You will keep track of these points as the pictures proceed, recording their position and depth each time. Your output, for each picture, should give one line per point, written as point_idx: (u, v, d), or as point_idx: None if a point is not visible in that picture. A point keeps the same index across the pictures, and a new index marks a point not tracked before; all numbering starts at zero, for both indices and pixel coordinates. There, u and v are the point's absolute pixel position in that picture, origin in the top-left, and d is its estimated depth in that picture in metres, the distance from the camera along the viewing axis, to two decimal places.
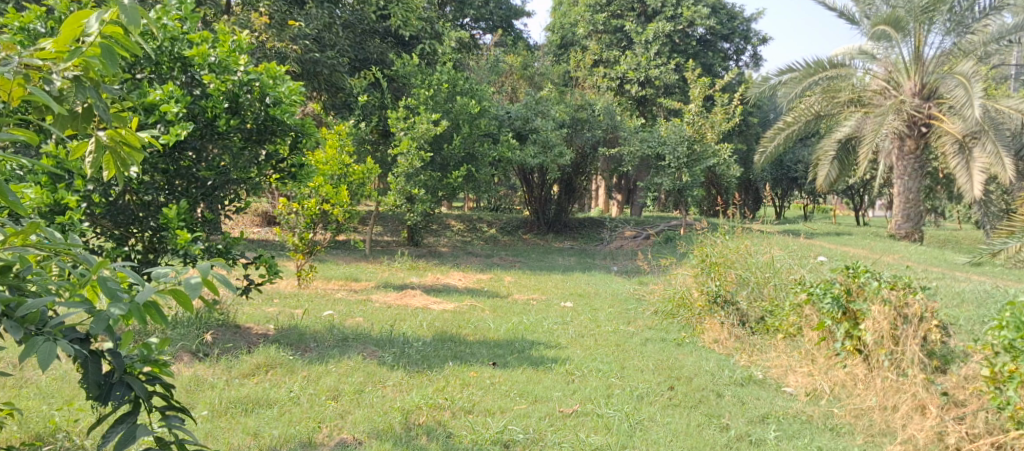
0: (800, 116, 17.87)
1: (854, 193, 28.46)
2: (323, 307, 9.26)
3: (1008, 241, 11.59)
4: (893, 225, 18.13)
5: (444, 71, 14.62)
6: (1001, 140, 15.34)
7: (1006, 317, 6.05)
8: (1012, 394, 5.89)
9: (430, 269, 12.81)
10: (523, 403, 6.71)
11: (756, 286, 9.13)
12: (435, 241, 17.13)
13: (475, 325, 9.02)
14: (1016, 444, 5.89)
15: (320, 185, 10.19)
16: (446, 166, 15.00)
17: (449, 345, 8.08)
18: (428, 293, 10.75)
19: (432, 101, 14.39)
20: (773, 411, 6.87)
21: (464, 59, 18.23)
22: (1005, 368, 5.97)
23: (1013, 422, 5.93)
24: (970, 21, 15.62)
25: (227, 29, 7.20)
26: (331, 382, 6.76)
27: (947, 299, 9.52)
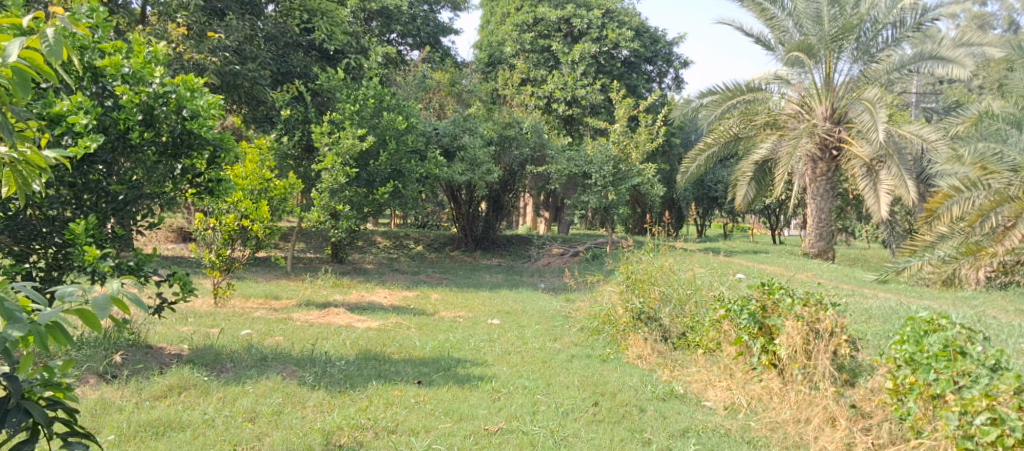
0: (719, 138, 18.27)
1: (770, 212, 29.24)
2: (241, 326, 9.06)
3: (910, 259, 12.71)
4: (807, 244, 18.58)
5: (370, 86, 14.46)
6: (905, 164, 16.06)
7: (907, 332, 6.35)
8: (912, 405, 6.11)
9: (353, 287, 12.66)
10: (448, 421, 6.67)
11: (678, 303, 9.31)
12: (360, 258, 16.96)
13: (400, 343, 8.94)
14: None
15: (240, 200, 9.94)
16: (372, 182, 14.73)
17: (373, 364, 7.99)
18: (352, 311, 10.59)
19: (358, 117, 14.21)
20: (693, 425, 6.98)
21: (390, 75, 18.14)
22: (906, 380, 6.19)
23: (913, 431, 6.13)
24: (874, 51, 16.18)
25: (141, 40, 7.03)
26: (248, 403, 6.60)
27: (856, 314, 9.81)
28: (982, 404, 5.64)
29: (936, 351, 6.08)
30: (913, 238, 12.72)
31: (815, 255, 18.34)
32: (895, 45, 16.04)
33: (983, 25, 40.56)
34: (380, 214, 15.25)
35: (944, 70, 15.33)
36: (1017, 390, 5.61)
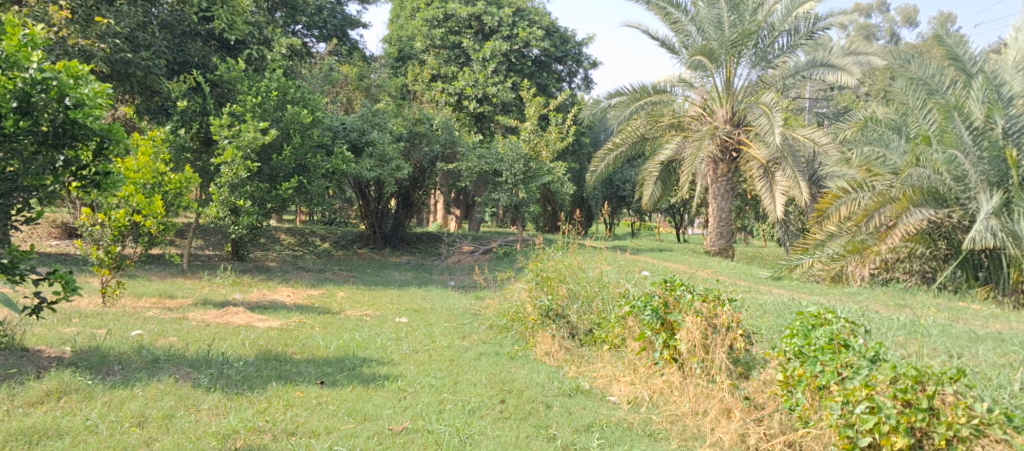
0: (627, 138, 18.53)
1: (676, 211, 29.89)
2: (131, 327, 8.72)
3: (802, 257, 14.01)
4: (708, 242, 18.98)
5: (274, 78, 14.15)
6: (800, 167, 16.65)
7: (796, 326, 6.86)
8: (800, 396, 6.55)
9: (254, 285, 12.36)
10: (351, 422, 6.59)
11: (586, 300, 9.45)
12: (263, 256, 16.57)
13: (303, 343, 8.77)
14: (803, 442, 6.46)
15: (132, 195, 9.64)
16: (275, 177, 14.46)
17: (273, 365, 7.81)
18: (252, 311, 10.32)
19: (259, 110, 13.85)
20: (598, 420, 7.14)
21: (295, 68, 17.76)
22: (795, 373, 6.62)
23: (801, 421, 6.52)
24: (771, 57, 16.68)
25: (15, 22, 6.64)
26: (136, 407, 6.41)
27: (751, 310, 10.11)
28: (862, 394, 6.04)
29: (823, 343, 6.54)
30: (806, 237, 14.13)
31: (716, 253, 18.75)
32: (791, 52, 16.59)
33: (869, 36, 42.61)
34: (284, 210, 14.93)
35: (833, 77, 16.05)
36: (892, 380, 6.03)
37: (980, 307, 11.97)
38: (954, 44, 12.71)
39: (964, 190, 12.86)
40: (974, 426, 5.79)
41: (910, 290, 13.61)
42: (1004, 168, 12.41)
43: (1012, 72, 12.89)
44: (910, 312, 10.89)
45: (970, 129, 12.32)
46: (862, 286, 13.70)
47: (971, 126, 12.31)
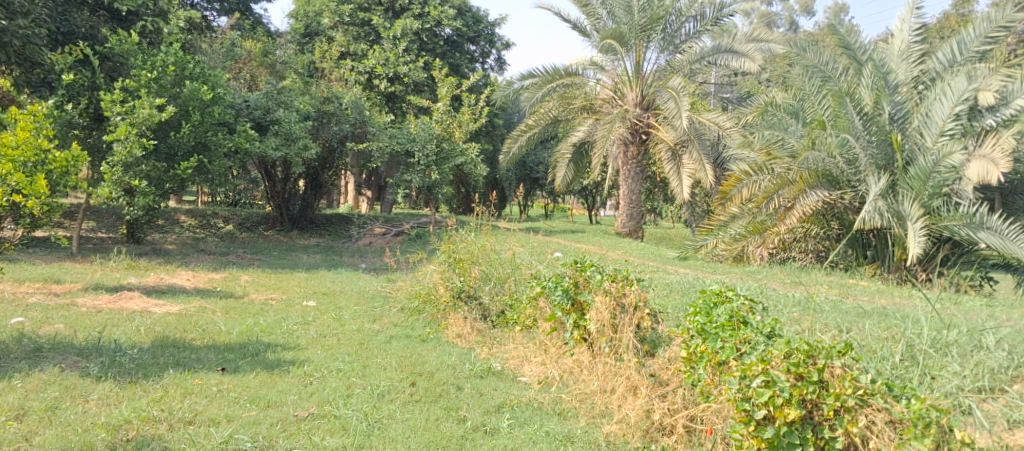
0: (540, 120, 18.58)
1: (588, 193, 30.20)
2: (12, 314, 8.35)
3: (706, 237, 14.50)
4: (619, 224, 19.23)
5: (170, 53, 13.64)
6: (705, 149, 17.05)
7: (699, 304, 7.09)
8: (701, 372, 6.69)
9: (151, 269, 11.96)
10: (253, 409, 6.64)
11: (498, 281, 9.49)
12: (162, 238, 16.04)
13: (204, 328, 8.54)
14: (704, 415, 6.66)
15: (10, 174, 9.11)
16: (173, 156, 13.96)
17: (171, 351, 7.63)
18: (148, 295, 10.00)
19: (156, 85, 13.37)
20: (508, 400, 7.35)
21: (195, 42, 17.16)
22: (697, 349, 6.79)
23: (703, 396, 6.69)
24: (678, 42, 16.92)
25: None
26: (16, 400, 6.39)
27: (658, 289, 10.31)
28: (758, 368, 6.20)
29: (723, 321, 6.81)
30: (709, 218, 14.59)
31: (627, 234, 19.01)
32: (697, 37, 16.83)
33: (772, 23, 43.89)
34: (183, 190, 14.45)
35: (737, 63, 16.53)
36: (786, 355, 6.22)
37: (868, 283, 12.54)
38: (847, 35, 13.38)
39: (855, 172, 13.24)
40: (859, 396, 6.04)
41: (804, 268, 14.18)
42: (891, 152, 12.83)
43: (897, 62, 13.57)
44: (803, 289, 11.30)
45: (860, 114, 12.67)
46: (763, 263, 14.36)
47: (861, 111, 12.66)
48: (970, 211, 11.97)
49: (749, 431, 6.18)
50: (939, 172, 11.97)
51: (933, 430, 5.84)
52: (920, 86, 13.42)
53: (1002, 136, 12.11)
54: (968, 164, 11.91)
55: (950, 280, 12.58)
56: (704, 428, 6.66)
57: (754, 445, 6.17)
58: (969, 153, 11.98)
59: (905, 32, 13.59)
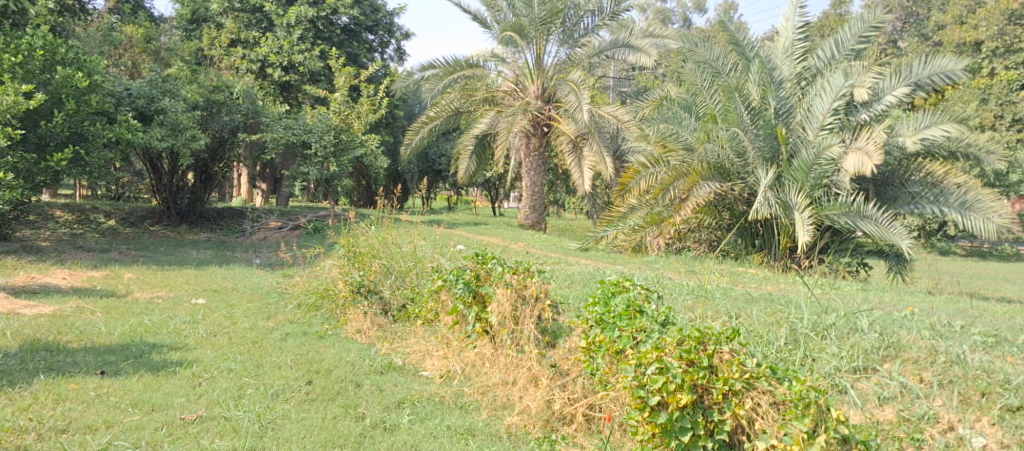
0: (442, 112, 18.41)
1: (490, 185, 30.20)
2: None
3: (606, 229, 14.62)
4: (521, 216, 19.23)
5: (36, 35, 12.98)
6: (605, 142, 17.26)
7: (598, 294, 7.14)
8: (600, 361, 6.78)
9: (22, 267, 11.34)
10: (135, 414, 6.43)
11: (400, 275, 9.37)
12: (35, 235, 15.24)
13: (81, 329, 8.15)
14: (602, 403, 6.79)
15: None
16: (44, 146, 13.29)
17: (43, 356, 7.30)
18: (17, 296, 9.47)
19: (21, 70, 12.69)
20: (409, 396, 7.27)
21: (68, 25, 16.31)
22: (596, 339, 6.86)
23: (602, 384, 6.81)
24: (577, 36, 17.08)
25: None
26: None
27: (559, 280, 10.36)
28: (653, 356, 6.30)
29: (620, 310, 6.87)
30: (610, 211, 14.60)
31: (530, 226, 19.05)
32: (595, 32, 17.02)
33: (667, 18, 44.90)
34: (59, 184, 13.73)
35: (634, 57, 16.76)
36: (678, 342, 6.32)
37: (757, 271, 12.90)
38: (735, 32, 13.63)
39: (743, 165, 13.69)
40: (746, 379, 6.16)
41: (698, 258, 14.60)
42: (776, 145, 13.25)
43: (781, 58, 13.85)
44: (697, 278, 11.58)
45: (748, 109, 13.04)
46: (660, 254, 14.74)
47: (749, 106, 13.02)
48: (849, 200, 12.52)
49: (644, 417, 6.28)
50: (819, 165, 12.45)
51: (813, 410, 5.91)
52: (802, 82, 13.87)
53: (875, 131, 12.65)
54: (846, 157, 12.34)
55: (829, 266, 13.23)
56: (603, 415, 6.79)
57: (649, 431, 6.27)
58: (846, 146, 12.46)
59: (790, 30, 13.89)
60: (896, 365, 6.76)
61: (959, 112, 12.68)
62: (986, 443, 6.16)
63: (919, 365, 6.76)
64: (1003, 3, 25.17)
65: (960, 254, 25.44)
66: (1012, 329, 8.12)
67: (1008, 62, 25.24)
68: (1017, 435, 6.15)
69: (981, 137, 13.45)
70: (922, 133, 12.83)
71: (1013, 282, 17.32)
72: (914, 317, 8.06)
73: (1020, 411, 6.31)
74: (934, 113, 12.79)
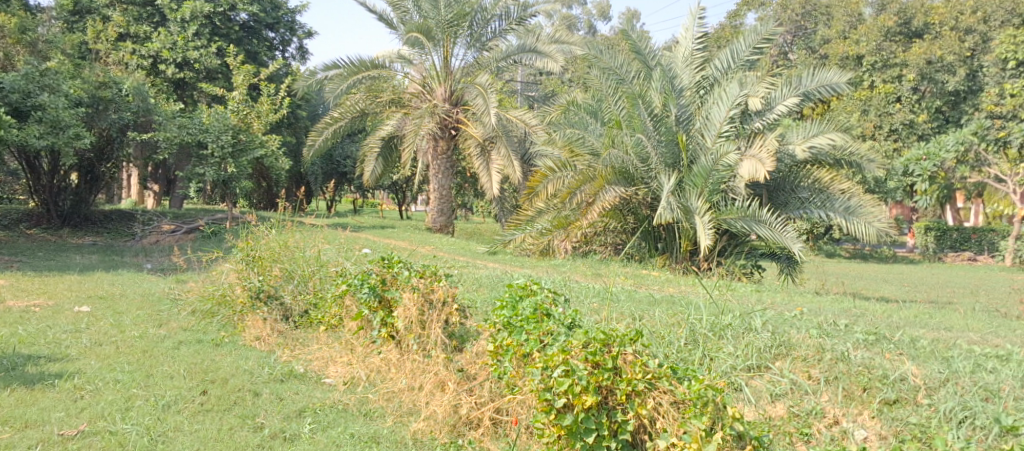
0: (346, 113, 18.08)
1: (397, 188, 29.97)
2: None
3: (514, 232, 14.45)
4: (429, 219, 19.04)
5: None
6: (512, 145, 17.27)
7: (506, 298, 7.07)
8: (507, 364, 6.73)
9: None
10: (9, 431, 6.18)
11: (302, 280, 9.15)
12: None
13: None
14: (509, 407, 6.75)
15: None
16: None
17: None
18: None
19: None
20: (311, 404, 7.07)
21: None
22: (503, 343, 6.80)
23: (509, 388, 6.76)
24: (484, 39, 17.06)
25: None
26: None
27: (466, 283, 10.31)
28: (559, 358, 6.27)
29: (528, 313, 6.82)
30: (517, 214, 14.44)
31: (437, 230, 18.82)
32: (502, 36, 17.02)
33: (573, 25, 45.58)
34: None
35: (540, 63, 16.83)
36: (584, 344, 6.32)
37: (659, 273, 13.09)
38: (638, 41, 13.89)
39: (647, 170, 13.88)
40: (648, 380, 6.20)
41: (604, 261, 14.78)
42: (677, 151, 13.48)
43: (681, 66, 14.14)
44: (602, 281, 11.67)
45: (651, 115, 13.29)
46: (568, 257, 14.84)
47: (652, 113, 13.28)
48: (745, 204, 12.83)
49: (550, 420, 6.23)
50: (717, 172, 12.71)
51: (710, 408, 5.97)
52: (701, 90, 14.04)
53: (768, 139, 12.99)
54: (742, 163, 12.56)
55: (725, 268, 13.63)
56: (510, 419, 6.75)
57: (554, 433, 6.23)
58: (740, 154, 12.71)
59: (689, 40, 14.23)
60: (787, 363, 6.91)
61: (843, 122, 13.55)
62: (867, 436, 6.33)
63: (808, 363, 6.91)
64: (881, 19, 26.38)
65: (845, 256, 26.52)
66: (890, 327, 8.45)
67: (885, 76, 26.07)
68: (894, 427, 6.32)
69: (863, 146, 14.04)
70: (811, 142, 13.48)
71: (894, 283, 18.09)
72: (802, 316, 8.30)
73: (897, 404, 6.49)
74: (820, 123, 13.57)
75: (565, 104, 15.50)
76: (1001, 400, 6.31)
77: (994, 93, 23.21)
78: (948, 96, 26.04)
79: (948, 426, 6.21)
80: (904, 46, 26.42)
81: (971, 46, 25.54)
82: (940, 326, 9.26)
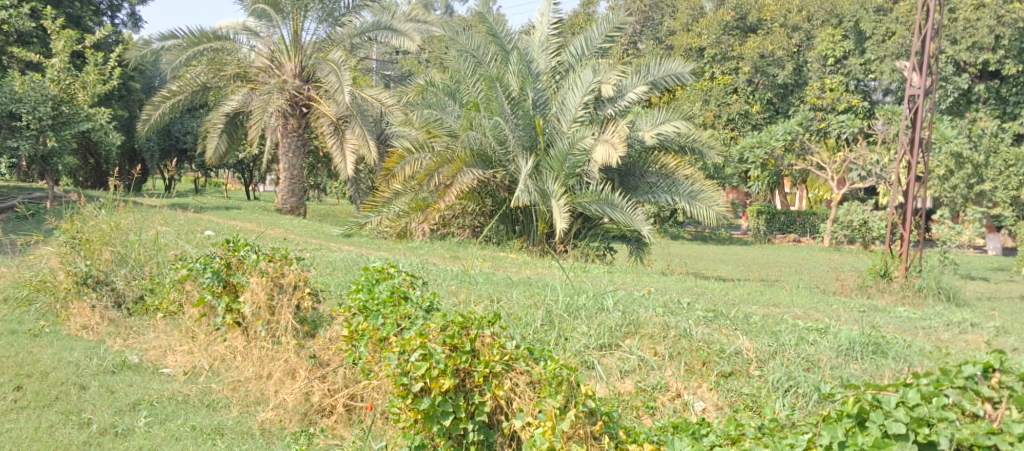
0: (186, 86, 17.14)
1: (243, 168, 28.88)
2: None
3: (370, 215, 14.24)
4: (279, 200, 18.33)
5: None
6: (368, 125, 16.81)
7: (361, 281, 6.75)
8: (363, 350, 6.41)
9: None
10: None
11: (137, 265, 8.54)
12: None
13: None
14: (364, 393, 6.46)
15: None
16: None
17: None
18: None
19: None
20: (146, 397, 6.56)
21: None
22: (359, 327, 6.49)
23: (364, 373, 6.44)
24: (337, 15, 16.51)
25: None
26: None
27: (318, 267, 9.89)
28: (417, 342, 6.02)
29: (384, 297, 6.55)
30: (373, 196, 14.19)
31: (288, 211, 18.14)
32: (356, 11, 16.51)
33: (429, 6, 45.24)
34: None
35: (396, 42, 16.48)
36: (442, 328, 6.11)
37: (516, 256, 13.04)
38: (495, 24, 13.72)
39: (505, 153, 13.76)
40: (505, 361, 6.03)
41: (462, 243, 14.61)
42: (534, 135, 13.50)
43: (538, 52, 14.01)
44: (460, 263, 11.50)
45: (509, 99, 13.17)
46: (425, 240, 14.48)
47: (509, 96, 13.15)
48: (598, 188, 12.92)
49: (406, 405, 5.98)
50: (573, 156, 12.73)
51: (564, 387, 5.76)
52: (557, 76, 14.10)
53: (620, 125, 13.16)
54: (595, 147, 12.61)
55: (580, 250, 13.77)
56: (365, 405, 6.46)
57: (411, 418, 5.97)
58: (595, 138, 12.76)
59: (546, 25, 14.12)
60: (636, 340, 6.95)
61: (687, 112, 13.86)
62: (705, 407, 6.37)
63: (654, 340, 6.98)
64: (720, 13, 27.34)
65: (689, 237, 27.40)
66: (727, 305, 8.66)
67: (724, 68, 27.13)
68: (729, 397, 6.39)
69: (705, 133, 14.46)
70: (658, 129, 13.72)
71: (731, 263, 18.79)
72: (651, 295, 8.43)
73: (732, 376, 6.59)
74: (667, 111, 13.78)
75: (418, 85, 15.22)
76: (821, 369, 6.54)
77: (816, 87, 25.96)
78: (779, 87, 27.31)
79: (775, 394, 6.31)
80: (741, 39, 27.50)
81: (798, 43, 26.82)
82: (769, 302, 9.59)
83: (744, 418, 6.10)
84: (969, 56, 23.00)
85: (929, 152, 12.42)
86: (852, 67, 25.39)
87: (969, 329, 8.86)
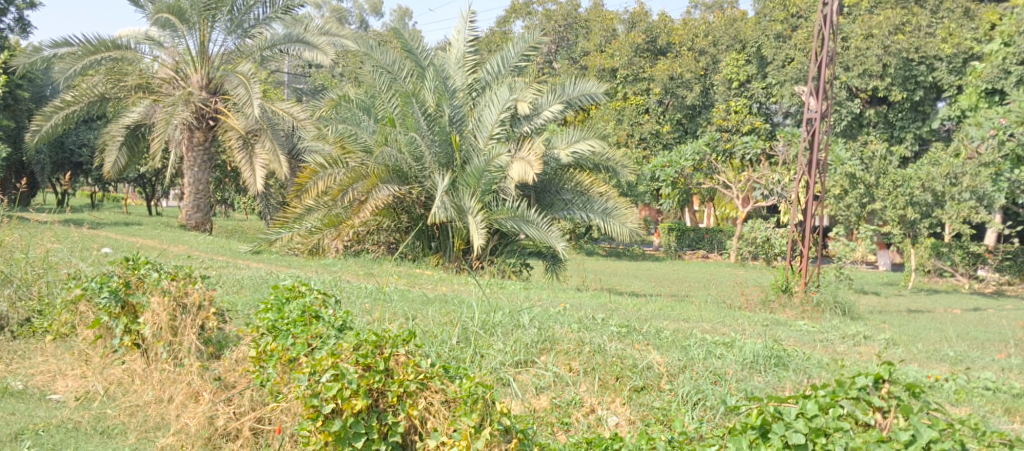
0: (82, 96, 16.42)
1: (145, 182, 27.90)
2: None
3: (280, 231, 13.79)
4: (183, 216, 17.65)
5: None
6: (279, 139, 16.37)
7: (270, 300, 6.48)
8: (271, 371, 6.12)
9: None
10: None
11: (24, 285, 8.06)
12: None
13: None
14: (271, 416, 6.12)
15: None
16: None
17: None
18: None
19: None
20: (31, 425, 6.12)
21: None
22: (267, 348, 6.21)
23: (271, 395, 6.11)
24: (246, 26, 16.08)
25: None
26: None
27: (226, 285, 9.50)
28: (327, 362, 5.76)
29: (295, 317, 6.30)
30: (284, 212, 13.77)
31: (193, 227, 17.51)
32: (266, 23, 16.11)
33: (342, 19, 44.73)
34: None
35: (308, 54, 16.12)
36: (354, 347, 5.87)
37: (432, 273, 12.82)
38: (410, 40, 13.50)
39: (422, 169, 13.55)
40: (419, 380, 5.80)
41: (376, 260, 14.31)
42: (450, 151, 13.32)
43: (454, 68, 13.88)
44: (373, 280, 11.25)
45: (425, 114, 12.94)
46: (338, 256, 14.10)
47: (425, 112, 12.96)
48: (514, 204, 12.84)
49: (316, 427, 5.71)
50: (489, 172, 12.64)
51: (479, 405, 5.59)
52: (473, 93, 13.94)
53: (535, 141, 13.10)
54: (512, 164, 12.52)
55: (496, 266, 13.66)
56: (271, 428, 6.13)
57: (321, 441, 5.70)
58: (510, 155, 12.68)
59: (461, 42, 14.00)
60: (551, 357, 6.84)
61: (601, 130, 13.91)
62: (618, 421, 6.25)
63: (569, 356, 6.89)
64: (631, 36, 27.76)
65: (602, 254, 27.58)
66: (638, 320, 8.62)
67: (635, 89, 27.49)
68: (641, 412, 6.31)
69: (619, 152, 14.51)
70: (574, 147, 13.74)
71: (643, 279, 18.94)
72: (565, 312, 8.32)
73: (644, 390, 6.54)
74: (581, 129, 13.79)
75: (329, 99, 14.92)
76: (727, 382, 6.53)
77: (722, 109, 26.50)
78: (687, 108, 27.80)
79: (685, 407, 6.25)
80: (652, 61, 27.94)
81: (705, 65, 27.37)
82: (678, 317, 9.60)
83: (655, 430, 6.03)
84: (860, 82, 23.87)
85: (826, 172, 12.65)
86: (755, 90, 25.97)
87: (863, 341, 9.05)
